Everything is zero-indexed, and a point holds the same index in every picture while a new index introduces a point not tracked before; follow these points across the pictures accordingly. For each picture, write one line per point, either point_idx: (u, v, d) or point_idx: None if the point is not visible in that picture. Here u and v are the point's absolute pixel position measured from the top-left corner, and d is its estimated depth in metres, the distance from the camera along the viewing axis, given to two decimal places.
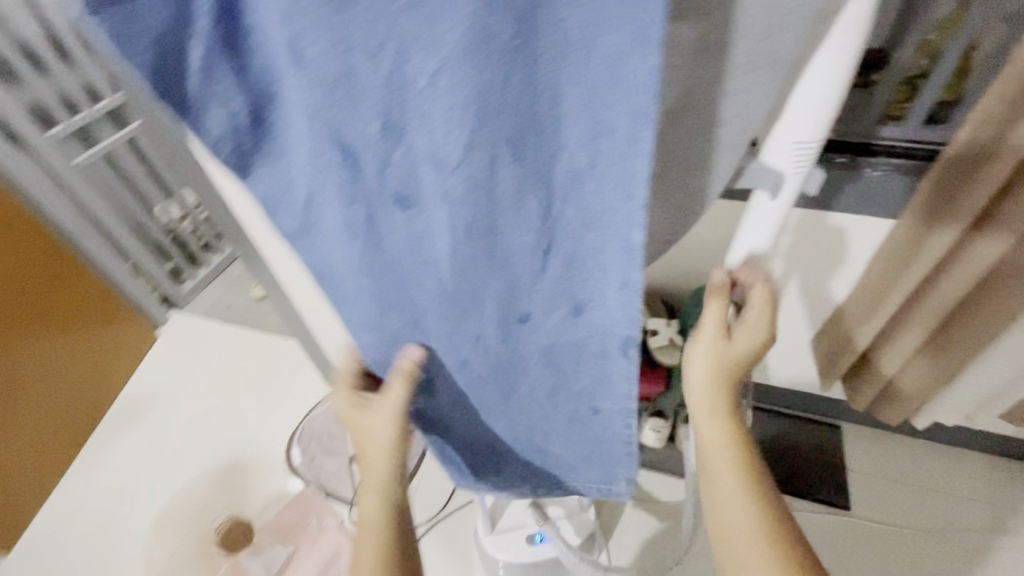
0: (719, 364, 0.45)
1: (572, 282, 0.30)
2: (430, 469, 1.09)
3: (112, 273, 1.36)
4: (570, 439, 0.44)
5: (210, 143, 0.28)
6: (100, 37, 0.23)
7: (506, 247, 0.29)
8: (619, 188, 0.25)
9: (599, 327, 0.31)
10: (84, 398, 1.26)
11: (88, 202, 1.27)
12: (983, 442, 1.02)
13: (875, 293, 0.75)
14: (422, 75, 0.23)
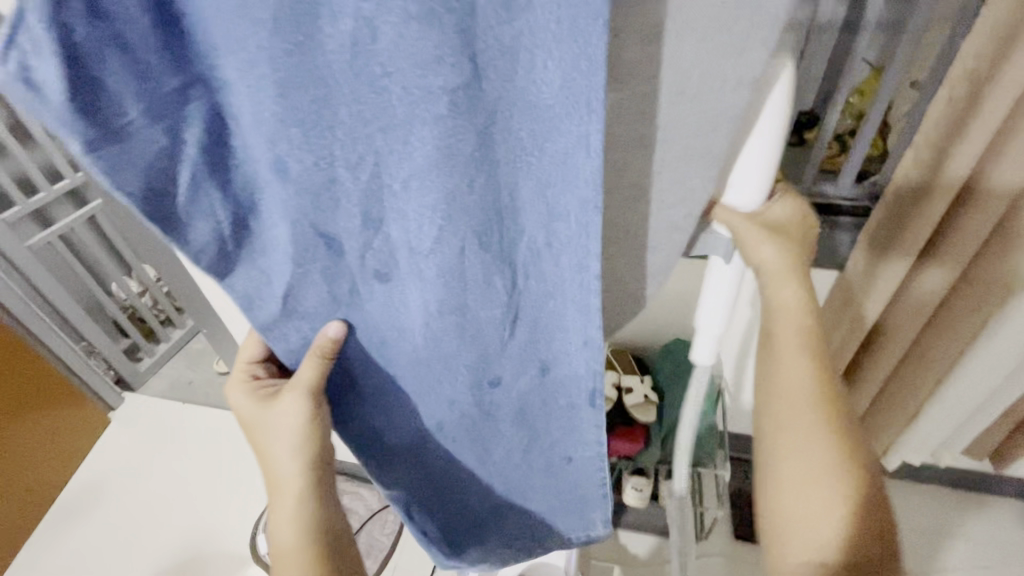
0: (779, 235, 0.37)
1: (538, 345, 0.32)
2: (408, 547, 1.04)
3: (65, 358, 1.28)
4: (547, 495, 0.44)
5: (193, 253, 0.24)
6: (90, 167, 0.20)
7: (478, 324, 0.29)
8: (576, 265, 0.26)
9: (564, 381, 0.34)
10: (25, 496, 1.15)
11: (43, 286, 1.22)
12: (951, 478, 1.04)
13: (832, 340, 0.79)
14: (395, 181, 0.24)
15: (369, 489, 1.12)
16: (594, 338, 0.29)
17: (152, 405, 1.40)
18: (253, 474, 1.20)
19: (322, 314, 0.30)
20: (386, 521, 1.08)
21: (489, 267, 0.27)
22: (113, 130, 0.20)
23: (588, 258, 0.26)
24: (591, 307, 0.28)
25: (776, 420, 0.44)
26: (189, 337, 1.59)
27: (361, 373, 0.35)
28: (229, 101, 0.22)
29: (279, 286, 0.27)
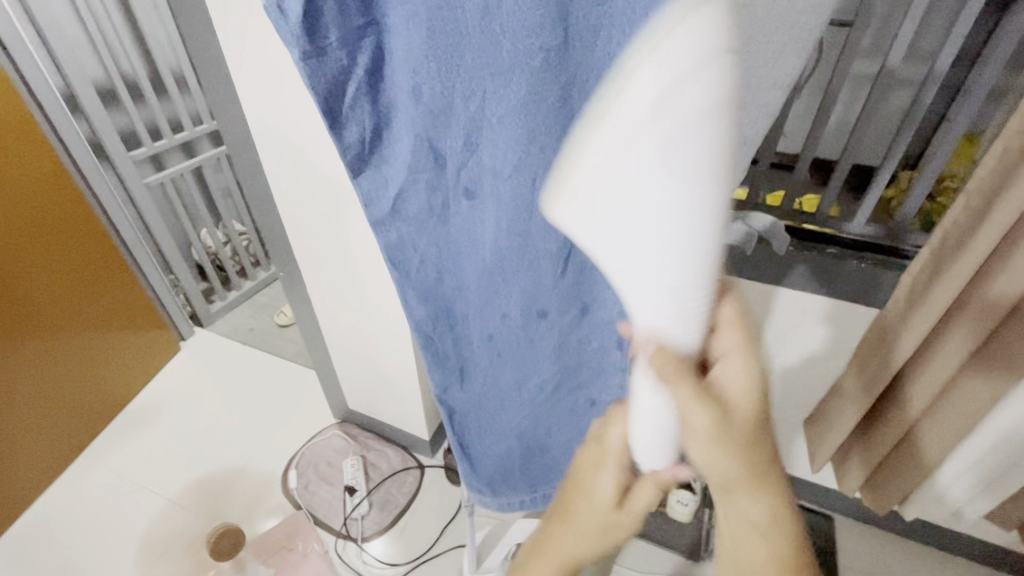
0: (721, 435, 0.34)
1: (581, 286, 0.42)
2: (423, 504, 1.12)
3: (154, 286, 1.46)
4: (568, 429, 0.57)
5: (341, 147, 0.33)
6: (295, 62, 0.29)
7: (535, 255, 0.39)
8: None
9: (600, 326, 0.45)
10: (103, 397, 1.31)
11: (151, 221, 1.40)
12: (979, 552, 0.99)
13: (860, 375, 0.80)
14: (493, 116, 0.32)
15: (394, 450, 1.20)
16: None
17: (218, 341, 1.55)
18: (296, 414, 1.31)
19: (417, 222, 0.38)
20: (404, 482, 1.15)
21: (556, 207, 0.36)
22: (315, 47, 0.28)
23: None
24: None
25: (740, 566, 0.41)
26: (258, 288, 1.75)
27: (432, 284, 0.43)
28: (392, 42, 0.30)
29: (393, 190, 0.36)
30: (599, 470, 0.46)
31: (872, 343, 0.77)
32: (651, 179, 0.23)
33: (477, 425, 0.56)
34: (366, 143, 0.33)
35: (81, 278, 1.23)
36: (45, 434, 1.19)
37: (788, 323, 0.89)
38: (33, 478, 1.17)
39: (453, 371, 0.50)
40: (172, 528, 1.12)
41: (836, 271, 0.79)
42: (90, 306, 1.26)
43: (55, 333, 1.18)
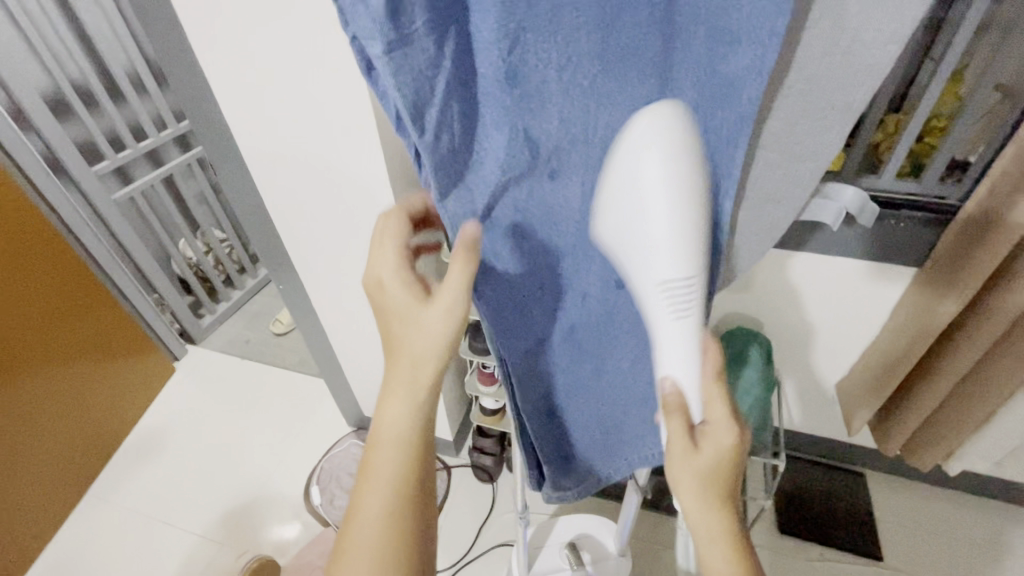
0: (697, 478, 0.41)
1: None
2: (456, 507, 1.10)
3: (137, 307, 1.37)
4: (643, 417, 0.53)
5: (434, 159, 0.32)
6: (379, 60, 0.28)
7: None
8: (717, 173, 0.37)
9: None
10: (100, 429, 1.24)
11: (126, 239, 1.30)
12: (1009, 491, 1.01)
13: (899, 339, 0.79)
14: (586, 76, 0.32)
15: None
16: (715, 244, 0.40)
17: (214, 357, 1.48)
18: (308, 424, 1.27)
19: (501, 219, 0.37)
20: None
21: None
22: (403, 42, 0.28)
23: (733, 163, 0.36)
24: (723, 221, 0.39)
25: None
26: (248, 297, 1.66)
27: (511, 278, 0.41)
28: (476, 24, 0.30)
29: (484, 196, 0.35)
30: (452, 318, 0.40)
31: (920, 307, 0.75)
32: (647, 199, 0.33)
33: (549, 423, 0.53)
34: (462, 142, 0.33)
35: (59, 308, 1.14)
36: (44, 476, 1.12)
37: (821, 292, 0.86)
38: (40, 524, 1.11)
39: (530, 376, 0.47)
40: (197, 559, 1.08)
41: (874, 232, 0.76)
42: (72, 336, 1.18)
43: (38, 370, 1.10)
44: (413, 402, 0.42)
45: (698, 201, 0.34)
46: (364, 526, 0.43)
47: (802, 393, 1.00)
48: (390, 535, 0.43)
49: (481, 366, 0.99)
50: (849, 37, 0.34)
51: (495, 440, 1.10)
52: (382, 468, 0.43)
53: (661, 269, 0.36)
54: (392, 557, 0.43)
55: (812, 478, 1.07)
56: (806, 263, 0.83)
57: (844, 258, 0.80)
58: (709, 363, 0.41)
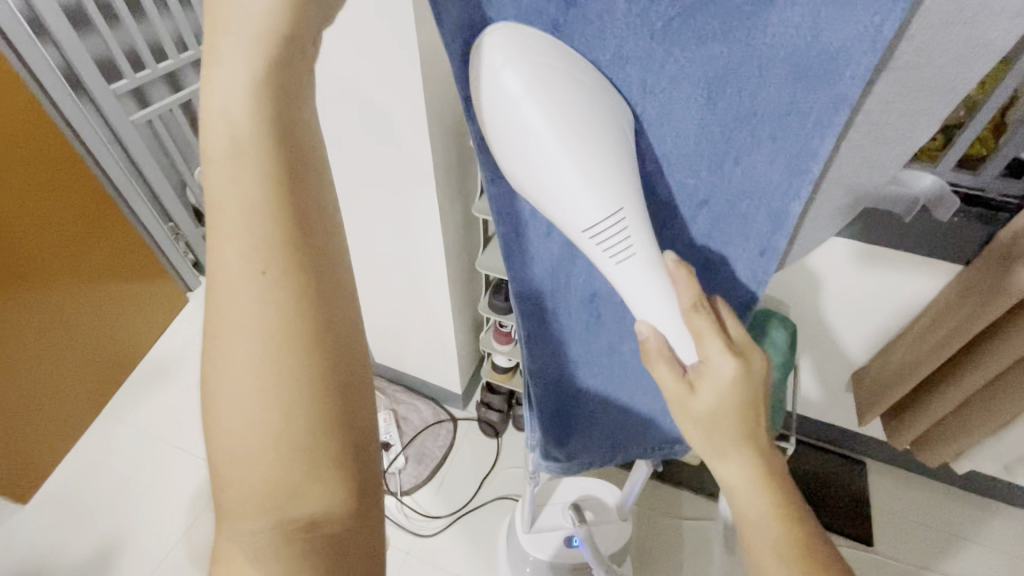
0: (701, 421, 0.39)
1: (712, 241, 0.38)
2: (461, 458, 1.12)
3: (151, 233, 1.36)
4: (655, 399, 0.52)
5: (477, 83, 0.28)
6: None
7: (671, 193, 0.35)
8: (795, 159, 0.33)
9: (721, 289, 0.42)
10: (113, 352, 1.26)
11: (142, 161, 1.26)
12: (1006, 492, 1.02)
13: (929, 337, 0.77)
14: (661, 18, 0.27)
15: (424, 402, 1.16)
16: (774, 236, 0.37)
17: None
18: None
19: None
20: (437, 435, 1.13)
21: (704, 136, 0.32)
22: None
23: (816, 150, 0.32)
24: (789, 212, 0.35)
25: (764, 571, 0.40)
26: None
27: (539, 233, 0.38)
28: None
29: None
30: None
31: (958, 305, 0.72)
32: (533, 136, 0.27)
33: (562, 392, 0.51)
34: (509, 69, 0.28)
35: (75, 227, 1.15)
36: (57, 393, 1.15)
37: (857, 282, 0.83)
38: (57, 439, 1.15)
39: (549, 340, 0.46)
40: (208, 484, 1.12)
41: (929, 222, 0.72)
42: (86, 258, 1.19)
43: (52, 289, 1.11)
44: (245, 112, 0.23)
45: (603, 131, 0.28)
46: (229, 367, 0.25)
47: (818, 381, 0.99)
48: (278, 375, 0.25)
49: (497, 324, 0.98)
50: (977, 5, 0.28)
51: (503, 397, 1.11)
52: (224, 257, 0.24)
53: (582, 209, 0.29)
54: (293, 408, 0.26)
55: (814, 462, 1.08)
56: (857, 252, 0.79)
57: (888, 250, 0.77)
58: (683, 296, 0.36)
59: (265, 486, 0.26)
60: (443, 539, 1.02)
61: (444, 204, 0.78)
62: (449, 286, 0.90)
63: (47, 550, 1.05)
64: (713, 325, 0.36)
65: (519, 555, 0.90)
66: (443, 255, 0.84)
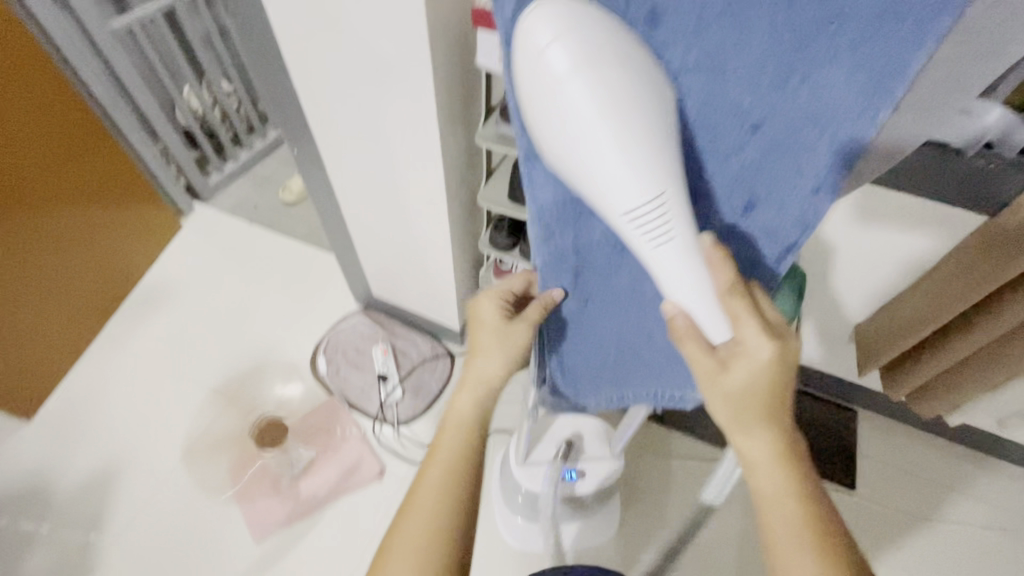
0: (727, 398, 0.41)
1: (760, 176, 0.36)
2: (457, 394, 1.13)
3: (143, 155, 1.30)
4: (665, 349, 0.51)
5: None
6: None
7: (722, 117, 0.33)
8: (877, 80, 0.30)
9: (761, 234, 0.39)
10: (109, 276, 1.24)
11: (125, 75, 1.20)
12: (993, 446, 1.04)
13: (935, 292, 0.74)
14: None
15: (422, 337, 1.16)
16: (834, 171, 0.34)
17: (222, 218, 1.44)
18: (316, 298, 1.27)
19: None
20: (435, 369, 1.14)
21: (774, 45, 0.30)
22: None
23: (904, 68, 0.29)
24: (857, 144, 0.33)
25: (775, 543, 0.43)
26: (259, 159, 1.58)
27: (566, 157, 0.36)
28: None
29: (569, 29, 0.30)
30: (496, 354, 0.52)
31: (958, 277, 0.70)
32: (575, 113, 0.30)
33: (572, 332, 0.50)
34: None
35: (61, 143, 1.09)
36: (53, 314, 1.14)
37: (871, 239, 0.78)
38: (55, 358, 1.16)
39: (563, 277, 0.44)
40: (209, 408, 1.13)
41: (954, 171, 0.65)
42: (73, 178, 1.13)
43: (39, 208, 1.07)
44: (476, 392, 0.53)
45: (651, 117, 0.30)
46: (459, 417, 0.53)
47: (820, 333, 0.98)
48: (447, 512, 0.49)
49: (498, 262, 0.96)
50: None
51: None
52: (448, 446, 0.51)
53: (620, 183, 0.31)
54: (453, 496, 0.49)
55: (807, 410, 1.09)
56: (888, 199, 0.72)
57: (912, 198, 0.71)
58: (720, 276, 0.37)
59: (439, 498, 0.49)
60: None
61: (446, 132, 0.73)
62: (450, 221, 0.86)
63: (54, 463, 1.08)
64: (750, 307, 0.38)
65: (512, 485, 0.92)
66: (445, 187, 0.80)
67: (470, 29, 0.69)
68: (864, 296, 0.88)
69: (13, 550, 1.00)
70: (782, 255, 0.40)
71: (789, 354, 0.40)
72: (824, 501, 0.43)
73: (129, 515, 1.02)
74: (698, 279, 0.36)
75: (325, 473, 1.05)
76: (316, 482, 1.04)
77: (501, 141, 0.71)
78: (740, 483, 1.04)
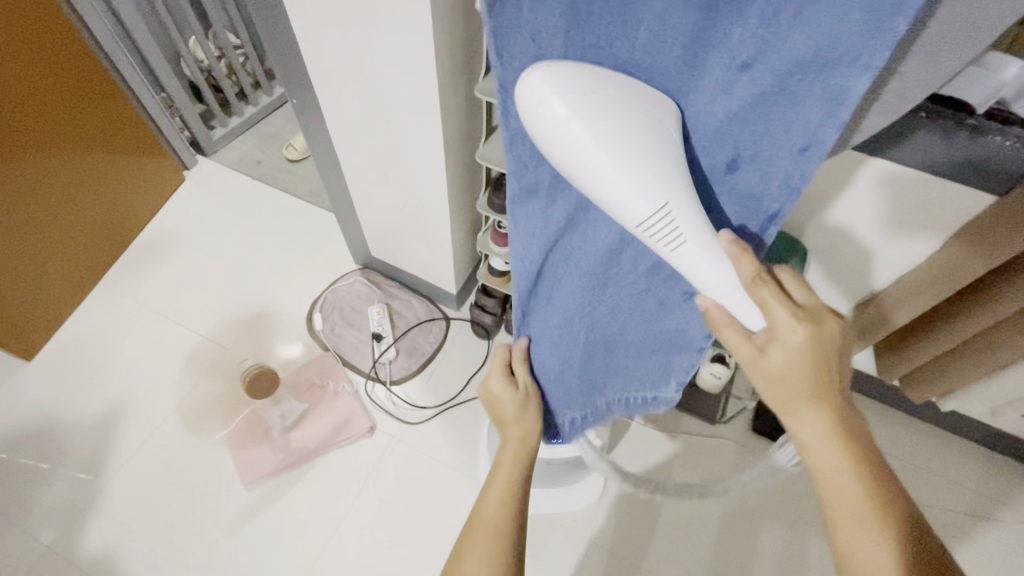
0: (766, 379, 0.42)
1: (746, 125, 0.34)
2: (451, 357, 1.13)
3: (146, 105, 1.29)
4: (647, 331, 0.54)
5: None
6: None
7: (709, 53, 0.32)
8: (874, 17, 0.28)
9: (748, 193, 0.38)
10: (111, 222, 1.25)
11: (129, 20, 1.18)
12: (988, 437, 1.03)
13: (938, 273, 0.73)
14: None
15: (419, 300, 1.17)
16: (825, 127, 0.33)
17: (225, 173, 1.43)
18: (314, 257, 1.27)
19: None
20: (430, 332, 1.14)
21: None
22: None
23: (906, 4, 0.27)
24: (851, 95, 0.31)
25: (844, 523, 0.41)
26: (264, 115, 1.56)
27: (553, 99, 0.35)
28: None
29: None
30: (525, 413, 0.60)
31: (958, 257, 0.69)
32: (579, 144, 0.31)
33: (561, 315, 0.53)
34: None
35: (63, 87, 1.07)
36: (55, 258, 1.15)
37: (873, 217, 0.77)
38: (54, 302, 1.17)
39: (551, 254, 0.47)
40: (206, 358, 1.15)
41: (969, 147, 0.60)
42: (75, 124, 1.12)
43: (43, 151, 1.07)
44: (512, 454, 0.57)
45: (649, 145, 0.32)
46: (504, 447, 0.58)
47: None
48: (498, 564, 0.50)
49: (496, 226, 0.95)
50: None
51: (497, 301, 1.10)
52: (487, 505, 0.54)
53: (628, 199, 0.33)
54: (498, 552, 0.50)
55: None
56: (908, 181, 0.68)
57: (919, 175, 0.66)
58: (748, 267, 0.38)
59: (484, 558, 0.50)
60: (428, 428, 1.06)
61: (447, 86, 0.71)
62: (448, 180, 0.85)
63: (54, 404, 1.10)
64: (777, 292, 0.39)
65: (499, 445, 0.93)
66: (443, 145, 0.78)
67: None
68: (868, 277, 0.85)
69: (11, 485, 1.02)
70: (771, 221, 0.39)
71: (823, 327, 0.41)
72: (888, 474, 0.42)
73: (125, 457, 1.05)
74: (725, 275, 0.37)
75: (316, 426, 1.06)
76: (308, 435, 1.05)
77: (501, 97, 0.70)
78: (727, 459, 1.04)
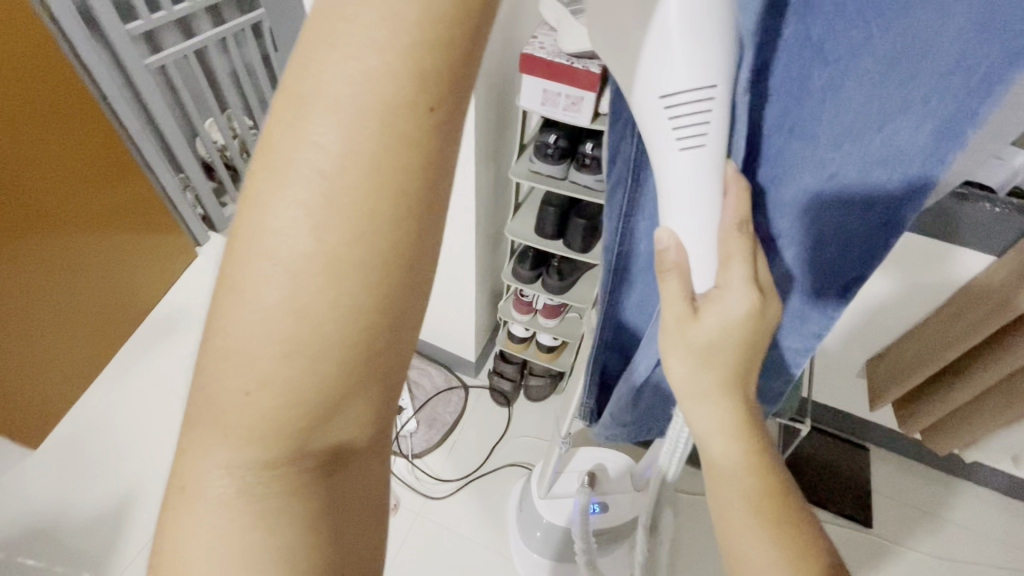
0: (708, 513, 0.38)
1: (823, 218, 0.31)
2: (470, 426, 1.13)
3: (164, 185, 1.33)
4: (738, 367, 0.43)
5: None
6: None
7: (797, 160, 0.29)
8: (945, 126, 0.25)
9: (829, 269, 0.33)
10: (119, 301, 1.24)
11: (153, 107, 1.23)
12: (1006, 485, 1.05)
13: (940, 338, 0.77)
14: None
15: (436, 368, 1.17)
16: (907, 207, 0.28)
17: None
18: None
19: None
20: (449, 402, 1.14)
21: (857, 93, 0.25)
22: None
23: (977, 113, 0.24)
24: (929, 182, 0.27)
25: None
26: None
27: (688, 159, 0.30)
28: None
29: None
30: None
31: (956, 320, 0.74)
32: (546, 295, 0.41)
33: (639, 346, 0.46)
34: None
35: (76, 164, 1.09)
36: (61, 341, 1.13)
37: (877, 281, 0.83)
38: (65, 384, 1.14)
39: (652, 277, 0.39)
40: None
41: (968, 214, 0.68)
42: (89, 202, 1.14)
43: (58, 234, 1.08)
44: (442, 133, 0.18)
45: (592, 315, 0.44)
46: (263, 276, 0.19)
47: (831, 368, 0.99)
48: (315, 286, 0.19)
49: (518, 293, 0.98)
50: None
51: (515, 366, 1.12)
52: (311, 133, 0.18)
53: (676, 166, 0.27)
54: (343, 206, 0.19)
55: (822, 447, 1.10)
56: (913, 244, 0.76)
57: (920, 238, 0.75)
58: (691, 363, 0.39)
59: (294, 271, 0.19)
60: (453, 503, 1.03)
61: (481, 170, 0.76)
62: (476, 253, 0.88)
63: (58, 497, 1.04)
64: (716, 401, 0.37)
65: (530, 519, 0.92)
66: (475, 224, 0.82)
67: (509, 74, 0.73)
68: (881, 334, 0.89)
69: None
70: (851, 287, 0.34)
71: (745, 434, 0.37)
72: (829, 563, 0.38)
73: (132, 556, 0.99)
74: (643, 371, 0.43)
75: None
76: None
77: (533, 177, 0.75)
78: None
